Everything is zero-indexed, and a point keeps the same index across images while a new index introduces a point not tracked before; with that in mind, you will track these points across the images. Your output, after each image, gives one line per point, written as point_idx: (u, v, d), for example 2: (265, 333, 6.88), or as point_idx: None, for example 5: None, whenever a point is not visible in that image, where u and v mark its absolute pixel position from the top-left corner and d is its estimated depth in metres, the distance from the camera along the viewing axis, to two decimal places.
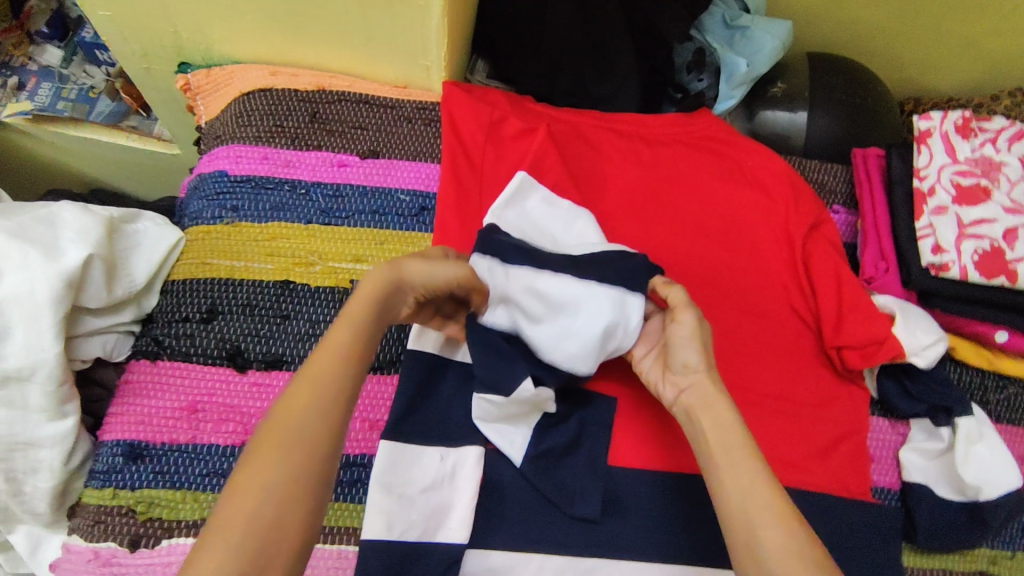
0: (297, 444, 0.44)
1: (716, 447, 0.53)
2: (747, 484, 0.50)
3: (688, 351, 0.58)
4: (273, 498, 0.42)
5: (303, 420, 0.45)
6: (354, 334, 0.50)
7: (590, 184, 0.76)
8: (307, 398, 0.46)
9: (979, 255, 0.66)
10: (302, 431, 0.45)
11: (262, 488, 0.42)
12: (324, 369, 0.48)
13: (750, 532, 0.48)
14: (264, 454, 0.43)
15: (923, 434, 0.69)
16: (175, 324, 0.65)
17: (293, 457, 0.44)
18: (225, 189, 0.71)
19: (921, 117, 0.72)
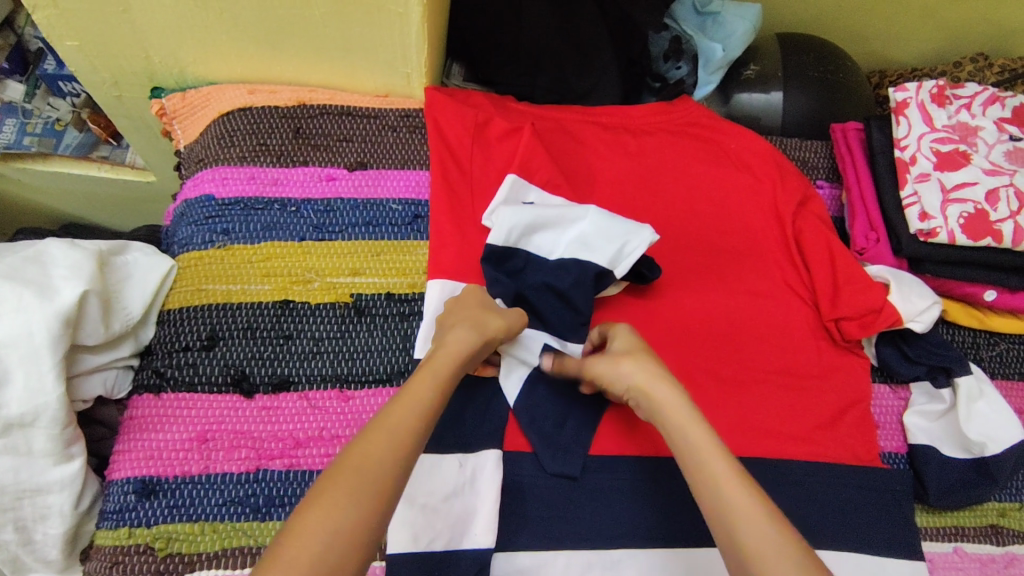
0: (372, 486, 0.46)
1: (688, 452, 0.54)
2: (721, 485, 0.51)
3: (614, 377, 0.60)
4: (341, 534, 0.43)
5: (374, 459, 0.47)
6: (432, 385, 0.53)
7: (581, 178, 0.77)
8: (385, 443, 0.48)
9: (965, 218, 0.67)
10: (375, 473, 0.46)
11: (331, 528, 0.43)
12: (406, 418, 0.50)
13: (730, 531, 0.49)
14: (333, 492, 0.45)
15: (924, 397, 0.71)
16: (176, 354, 0.63)
17: (369, 500, 0.45)
18: (213, 213, 0.70)
19: (896, 88, 0.74)
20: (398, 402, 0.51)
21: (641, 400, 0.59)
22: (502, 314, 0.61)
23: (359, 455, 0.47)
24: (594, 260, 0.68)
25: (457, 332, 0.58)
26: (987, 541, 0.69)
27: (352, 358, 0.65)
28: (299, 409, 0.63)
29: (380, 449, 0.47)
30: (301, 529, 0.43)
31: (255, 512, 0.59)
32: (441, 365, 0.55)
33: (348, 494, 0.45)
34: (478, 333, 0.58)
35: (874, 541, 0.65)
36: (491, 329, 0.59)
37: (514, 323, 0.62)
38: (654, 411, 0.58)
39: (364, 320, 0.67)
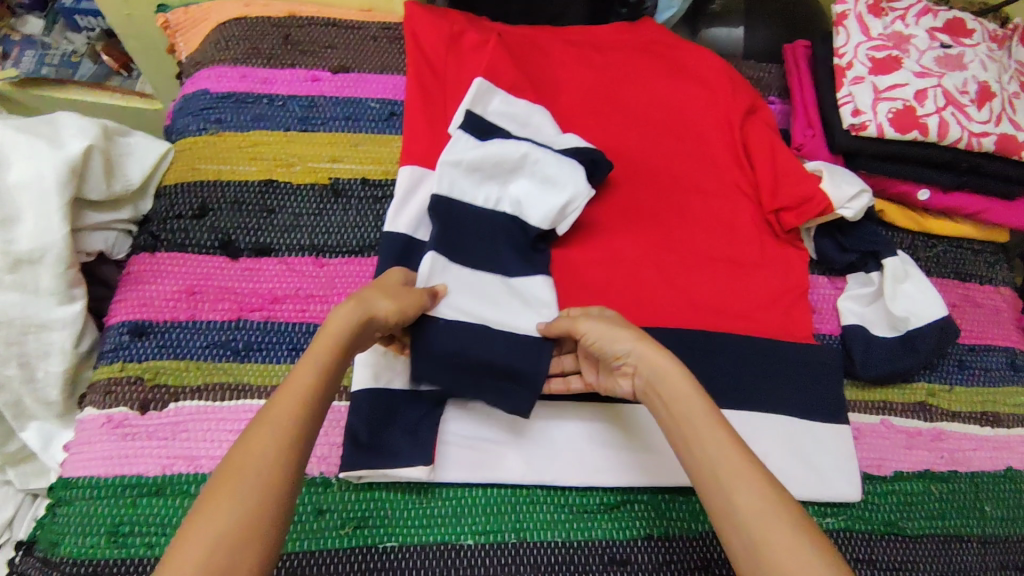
0: (251, 490, 0.42)
1: (683, 420, 0.52)
2: (716, 453, 0.49)
3: (613, 337, 0.58)
4: (227, 540, 0.39)
5: (257, 457, 0.43)
6: (316, 372, 0.48)
7: (545, 86, 0.83)
8: (268, 440, 0.44)
9: (893, 113, 0.73)
10: (254, 477, 0.42)
11: (215, 531, 0.39)
12: (287, 407, 0.46)
13: (727, 497, 0.47)
14: (218, 498, 0.41)
15: (858, 283, 0.76)
16: (170, 221, 0.70)
17: (247, 508, 0.41)
18: (208, 105, 0.77)
19: (837, 3, 0.80)
20: (278, 398, 0.46)
21: (640, 365, 0.56)
22: (348, 308, 0.53)
23: (242, 454, 0.43)
24: (533, 222, 0.71)
25: (337, 313, 0.52)
26: (915, 417, 0.73)
27: (328, 232, 0.72)
28: (278, 270, 0.69)
29: (262, 448, 0.43)
30: (187, 535, 0.39)
31: (235, 354, 0.66)
32: (325, 352, 0.49)
33: (228, 500, 0.41)
34: (364, 314, 0.53)
35: (801, 407, 0.70)
36: (376, 311, 0.54)
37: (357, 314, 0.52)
38: (649, 378, 0.55)
39: (340, 200, 0.74)
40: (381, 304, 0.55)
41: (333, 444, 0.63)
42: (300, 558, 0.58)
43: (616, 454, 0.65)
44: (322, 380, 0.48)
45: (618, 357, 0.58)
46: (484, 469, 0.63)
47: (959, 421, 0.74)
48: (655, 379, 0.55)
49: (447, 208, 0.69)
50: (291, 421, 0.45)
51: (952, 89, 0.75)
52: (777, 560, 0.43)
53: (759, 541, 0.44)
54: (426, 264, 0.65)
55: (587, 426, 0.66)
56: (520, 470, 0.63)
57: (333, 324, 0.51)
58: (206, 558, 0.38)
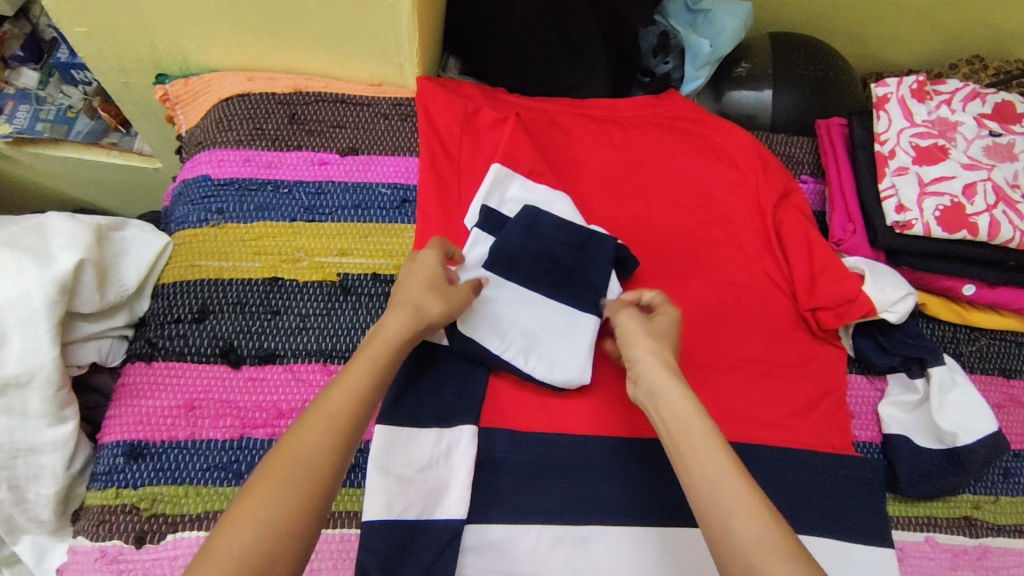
0: (302, 475, 0.46)
1: (682, 440, 0.52)
2: (718, 479, 0.49)
3: (637, 342, 0.60)
4: (266, 530, 0.43)
5: (309, 448, 0.47)
6: (369, 372, 0.52)
7: (565, 168, 0.79)
8: (322, 435, 0.48)
9: (941, 211, 0.68)
10: (306, 463, 0.46)
11: (262, 517, 0.43)
12: (340, 406, 0.50)
13: (723, 521, 0.47)
14: (268, 481, 0.45)
15: (900, 387, 0.72)
16: (168, 326, 0.66)
17: (298, 490, 0.45)
18: (209, 193, 0.73)
19: (878, 84, 0.75)
20: (334, 387, 0.51)
21: (644, 376, 0.58)
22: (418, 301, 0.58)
23: (293, 445, 0.47)
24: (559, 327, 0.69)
25: (394, 314, 0.57)
26: (960, 533, 0.69)
27: (336, 335, 0.68)
28: (284, 380, 0.65)
29: (315, 444, 0.47)
30: (235, 520, 0.43)
31: (237, 478, 0.61)
32: (376, 350, 0.54)
33: (278, 484, 0.45)
34: (407, 310, 0.57)
35: (842, 527, 0.65)
36: (427, 309, 0.58)
37: (426, 307, 0.58)
38: (653, 396, 0.57)
39: (350, 298, 0.70)
40: (424, 292, 0.59)
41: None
42: None
43: None
44: (374, 380, 0.53)
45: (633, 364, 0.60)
46: None
47: (1004, 535, 0.70)
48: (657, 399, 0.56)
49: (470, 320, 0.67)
50: (343, 416, 0.49)
51: (1002, 183, 0.70)
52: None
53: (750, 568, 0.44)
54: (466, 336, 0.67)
55: (614, 555, 0.61)
56: None
57: (391, 324, 0.56)
58: (250, 539, 0.42)
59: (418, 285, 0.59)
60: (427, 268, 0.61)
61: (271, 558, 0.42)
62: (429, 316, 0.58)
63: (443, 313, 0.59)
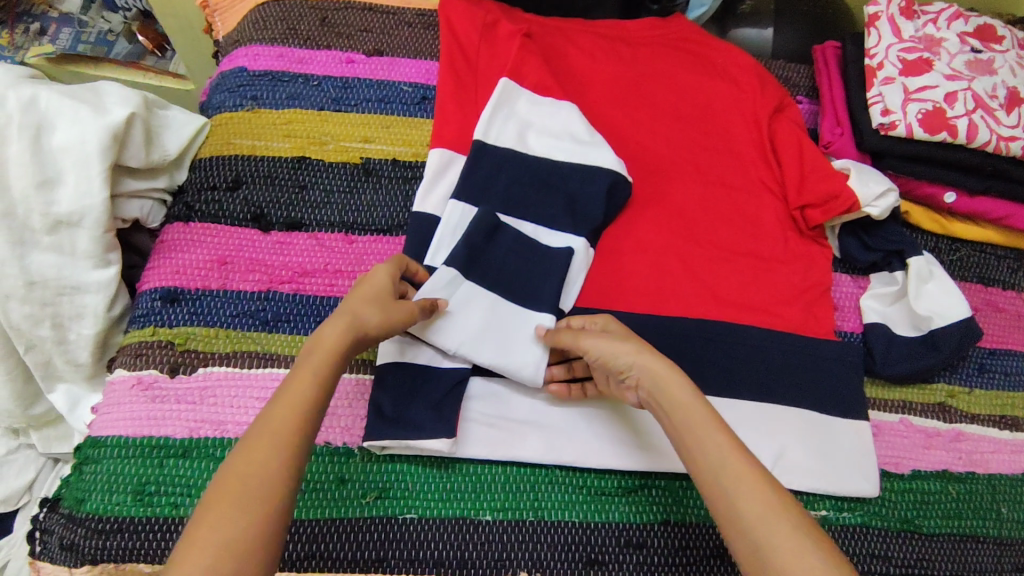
0: (257, 494, 0.45)
1: (686, 433, 0.53)
2: (721, 465, 0.51)
3: (614, 355, 0.59)
4: (229, 553, 0.42)
5: (252, 470, 0.46)
6: (315, 379, 0.51)
7: (573, 78, 0.84)
8: (267, 454, 0.47)
9: (923, 114, 0.73)
10: (259, 482, 0.45)
11: (219, 540, 0.42)
12: (284, 421, 0.48)
13: (730, 505, 0.49)
14: (223, 506, 0.44)
15: (881, 283, 0.77)
16: (205, 192, 0.72)
17: (257, 510, 0.44)
18: (244, 82, 0.79)
19: (869, 4, 0.81)
20: (280, 403, 0.49)
21: (643, 378, 0.57)
22: (354, 312, 0.55)
23: (241, 463, 0.46)
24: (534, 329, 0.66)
25: (330, 325, 0.54)
26: (935, 417, 0.73)
27: (358, 210, 0.73)
28: (309, 245, 0.71)
29: (260, 464, 0.46)
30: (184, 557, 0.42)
31: (264, 324, 0.67)
32: (319, 360, 0.52)
33: (232, 508, 0.44)
34: (346, 321, 0.54)
35: (821, 402, 0.70)
36: (362, 324, 0.55)
37: (363, 318, 0.55)
38: (654, 391, 0.56)
39: (371, 179, 0.75)
40: (368, 303, 0.56)
41: (356, 416, 0.63)
42: (318, 525, 0.59)
43: (636, 439, 0.65)
44: (320, 390, 0.51)
45: (623, 373, 0.59)
46: (505, 448, 0.63)
47: (978, 423, 0.74)
48: (657, 392, 0.56)
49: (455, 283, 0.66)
50: (292, 430, 0.48)
51: (981, 93, 0.75)
52: (777, 561, 0.46)
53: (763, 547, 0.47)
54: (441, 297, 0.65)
55: (606, 410, 0.66)
56: (540, 451, 0.63)
57: (330, 331, 0.53)
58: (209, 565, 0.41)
59: (361, 296, 0.56)
60: (376, 282, 0.58)
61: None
62: (367, 327, 0.55)
63: (384, 325, 0.56)
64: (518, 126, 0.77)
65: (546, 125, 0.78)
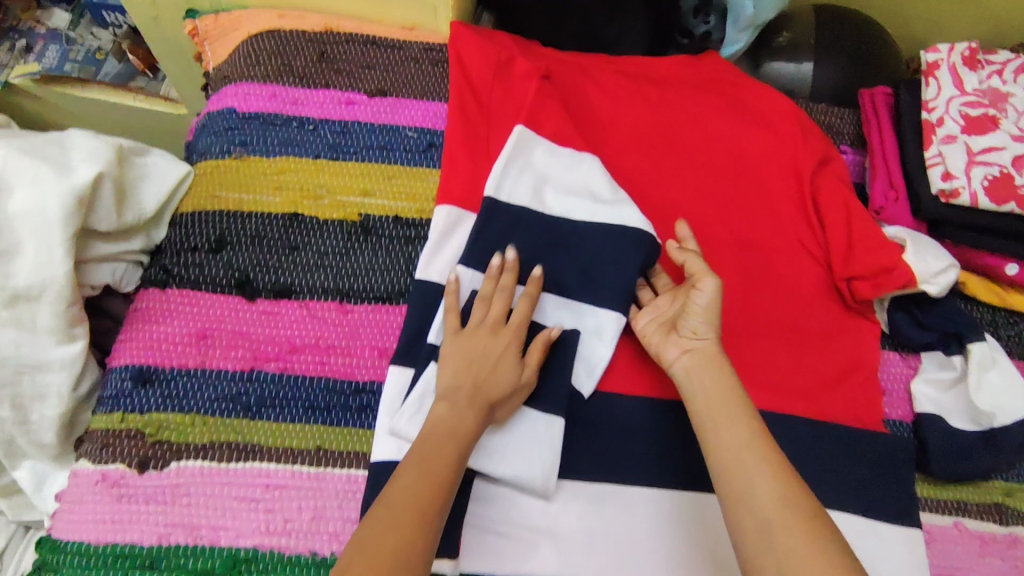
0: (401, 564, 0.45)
1: (716, 409, 0.54)
2: (741, 446, 0.51)
3: (704, 316, 0.59)
4: None
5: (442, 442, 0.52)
6: (453, 450, 0.52)
7: (596, 124, 0.76)
8: (409, 525, 0.47)
9: (989, 180, 0.65)
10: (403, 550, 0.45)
11: None
12: (426, 487, 0.49)
13: (744, 477, 0.50)
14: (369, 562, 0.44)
15: (935, 365, 0.69)
16: (184, 254, 0.64)
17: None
18: (233, 125, 0.71)
19: (927, 50, 0.72)
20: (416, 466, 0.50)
21: (706, 350, 0.58)
22: (490, 383, 0.56)
23: (385, 518, 0.47)
24: (545, 429, 0.59)
25: (457, 407, 0.54)
26: (991, 520, 0.65)
27: (354, 275, 0.66)
28: (298, 317, 0.63)
29: (405, 528, 0.46)
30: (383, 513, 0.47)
31: (246, 411, 0.59)
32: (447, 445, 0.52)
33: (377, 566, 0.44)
34: (483, 411, 0.55)
35: (870, 505, 0.63)
36: (491, 394, 0.56)
37: (493, 394, 0.56)
38: (706, 366, 0.57)
39: (370, 239, 0.68)
40: (499, 379, 0.56)
41: (348, 520, 0.56)
42: None
43: (662, 553, 0.57)
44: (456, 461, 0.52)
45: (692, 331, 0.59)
46: (514, 561, 0.56)
47: None
48: (705, 372, 0.57)
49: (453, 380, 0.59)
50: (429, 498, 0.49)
51: None
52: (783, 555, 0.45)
53: (775, 540, 0.46)
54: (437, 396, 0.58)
55: (629, 515, 0.58)
56: (553, 565, 0.56)
57: (455, 412, 0.54)
58: None
59: (490, 377, 0.56)
60: (505, 358, 0.57)
61: None
62: (499, 415, 0.57)
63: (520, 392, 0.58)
64: (534, 180, 0.69)
65: (566, 180, 0.70)
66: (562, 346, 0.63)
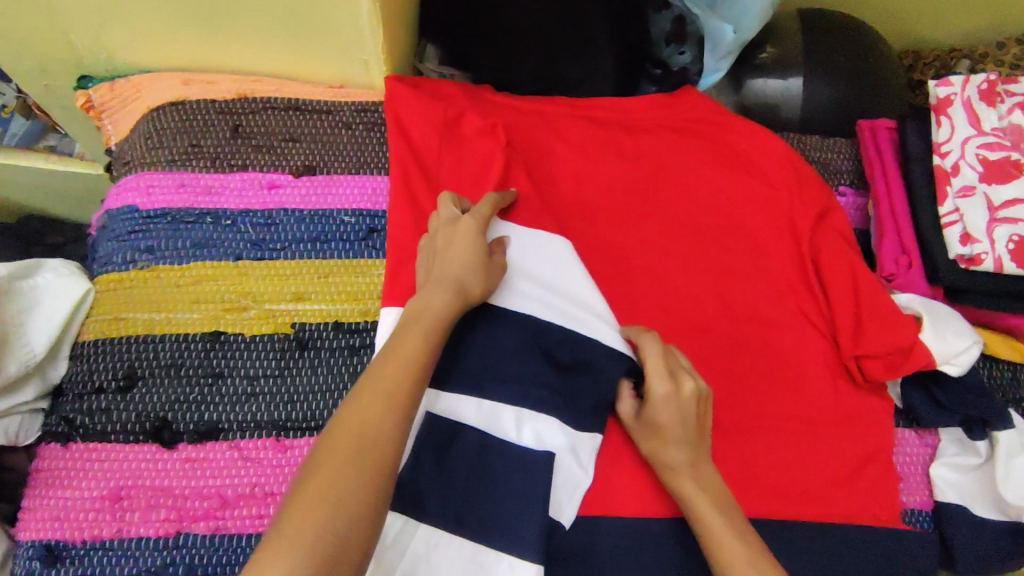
0: (371, 450, 0.41)
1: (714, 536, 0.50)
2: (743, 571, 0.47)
3: (671, 423, 0.53)
4: (340, 510, 0.38)
5: (366, 427, 0.42)
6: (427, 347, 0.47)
7: (563, 186, 0.66)
8: (380, 412, 0.43)
9: (1016, 242, 0.57)
10: (371, 442, 0.42)
11: (337, 492, 0.39)
12: (397, 378, 0.45)
13: None
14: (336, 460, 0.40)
15: (955, 447, 0.62)
16: (87, 398, 0.56)
17: (371, 467, 0.41)
18: (137, 227, 0.61)
19: (939, 82, 0.63)
20: (388, 356, 0.46)
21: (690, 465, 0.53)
22: (470, 262, 0.52)
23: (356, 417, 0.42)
24: None
25: (434, 294, 0.50)
26: None
27: (292, 402, 0.57)
28: (228, 462, 0.54)
29: (375, 413, 0.43)
30: (290, 521, 0.37)
31: None
32: (426, 328, 0.48)
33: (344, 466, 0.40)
34: (453, 289, 0.51)
35: None
36: (461, 263, 0.52)
37: (470, 278, 0.52)
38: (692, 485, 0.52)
39: (307, 354, 0.58)
40: (474, 255, 0.53)
41: None
42: None
43: None
44: (431, 352, 0.47)
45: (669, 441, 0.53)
46: None
47: None
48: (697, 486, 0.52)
49: (418, 532, 0.51)
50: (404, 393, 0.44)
51: None
52: None
53: None
54: (399, 552, 0.50)
55: None
56: None
57: (435, 300, 0.50)
58: (331, 516, 0.38)
59: (457, 260, 0.52)
60: (473, 240, 0.53)
61: (346, 542, 0.38)
62: (472, 292, 0.52)
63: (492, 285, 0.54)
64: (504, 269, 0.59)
65: (536, 267, 0.60)
66: (537, 474, 0.54)
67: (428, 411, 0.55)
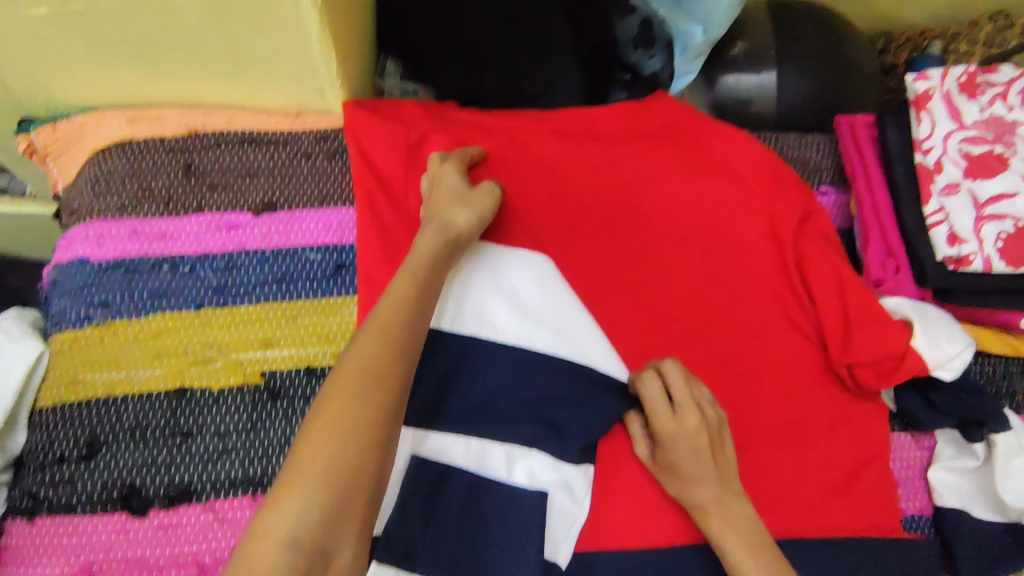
0: (377, 383, 0.41)
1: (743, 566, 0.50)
2: None
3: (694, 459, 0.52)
4: (349, 446, 0.39)
5: (369, 361, 0.42)
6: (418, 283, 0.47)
7: (538, 204, 0.63)
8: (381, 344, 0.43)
9: (1004, 241, 0.56)
10: (379, 375, 0.42)
11: (346, 425, 0.39)
12: (395, 312, 0.45)
13: None
14: (343, 389, 0.40)
15: (952, 450, 0.60)
16: (49, 469, 0.53)
17: (376, 398, 0.41)
18: (89, 281, 0.57)
19: (916, 76, 0.60)
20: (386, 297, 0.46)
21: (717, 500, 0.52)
22: (455, 202, 0.53)
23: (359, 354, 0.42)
24: None
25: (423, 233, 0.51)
26: None
27: (267, 455, 0.54)
28: (203, 525, 0.52)
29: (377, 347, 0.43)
30: (302, 453, 0.38)
31: None
32: (416, 265, 0.48)
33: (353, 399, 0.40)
34: (439, 227, 0.51)
35: None
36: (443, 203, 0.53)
37: (455, 212, 0.53)
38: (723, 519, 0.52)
39: (279, 404, 0.56)
40: (457, 194, 0.54)
41: None
42: None
43: None
44: (422, 293, 0.47)
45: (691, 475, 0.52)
46: None
47: None
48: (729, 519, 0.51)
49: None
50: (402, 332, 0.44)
51: None
52: None
53: None
54: None
55: None
56: None
57: (424, 241, 0.50)
58: (341, 450, 0.38)
59: (446, 199, 0.54)
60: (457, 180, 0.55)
61: (356, 475, 0.38)
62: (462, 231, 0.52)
63: (482, 221, 0.54)
64: (491, 298, 0.57)
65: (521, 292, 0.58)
66: (530, 512, 0.52)
67: (412, 455, 0.52)
